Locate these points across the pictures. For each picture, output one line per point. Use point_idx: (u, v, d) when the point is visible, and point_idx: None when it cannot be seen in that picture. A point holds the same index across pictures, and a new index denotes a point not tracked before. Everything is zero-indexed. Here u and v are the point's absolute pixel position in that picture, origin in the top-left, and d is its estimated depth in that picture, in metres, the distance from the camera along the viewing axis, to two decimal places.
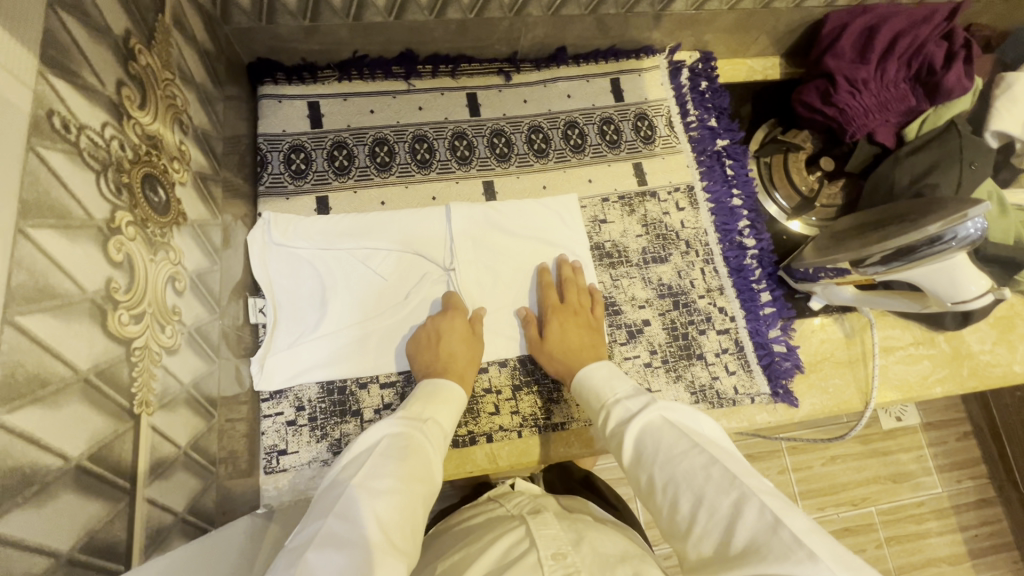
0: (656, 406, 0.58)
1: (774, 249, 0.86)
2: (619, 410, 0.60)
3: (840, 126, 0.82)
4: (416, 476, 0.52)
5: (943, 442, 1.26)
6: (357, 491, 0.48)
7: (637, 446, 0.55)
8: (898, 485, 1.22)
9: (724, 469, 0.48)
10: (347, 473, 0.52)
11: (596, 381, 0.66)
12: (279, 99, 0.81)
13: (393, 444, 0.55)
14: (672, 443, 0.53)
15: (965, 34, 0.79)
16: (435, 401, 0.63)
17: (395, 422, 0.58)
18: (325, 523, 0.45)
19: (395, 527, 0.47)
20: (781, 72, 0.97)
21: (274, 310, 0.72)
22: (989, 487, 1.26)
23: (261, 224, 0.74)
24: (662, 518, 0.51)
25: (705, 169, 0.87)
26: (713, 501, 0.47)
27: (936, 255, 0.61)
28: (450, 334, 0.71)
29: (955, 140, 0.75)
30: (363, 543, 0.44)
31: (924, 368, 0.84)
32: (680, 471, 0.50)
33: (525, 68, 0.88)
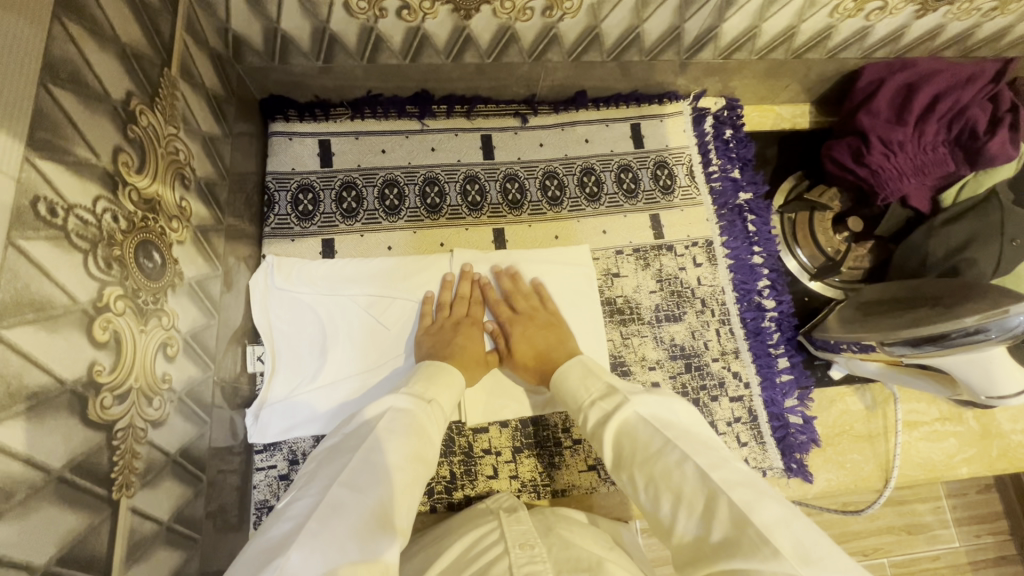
0: (629, 401, 0.53)
1: (795, 313, 0.82)
2: (596, 411, 0.55)
3: (871, 188, 0.78)
4: (419, 457, 0.51)
5: (964, 493, 1.21)
6: (361, 463, 0.47)
7: (614, 450, 0.51)
8: (914, 537, 1.16)
9: (695, 463, 0.44)
10: (351, 443, 0.50)
11: (572, 389, 0.60)
12: (289, 136, 0.80)
13: (397, 419, 0.53)
14: (646, 442, 0.49)
15: (1013, 96, 0.74)
16: (438, 381, 0.61)
17: (400, 397, 0.56)
18: (330, 492, 0.44)
19: (401, 503, 0.46)
20: (811, 121, 0.92)
21: (273, 358, 0.71)
22: (1010, 544, 1.20)
23: (265, 267, 0.73)
24: (646, 516, 0.48)
25: (725, 223, 0.84)
26: (686, 496, 0.43)
27: (968, 347, 0.57)
28: (466, 335, 0.70)
29: (997, 212, 0.70)
30: (369, 516, 0.42)
31: (950, 446, 0.79)
32: (657, 471, 0.46)
33: (543, 111, 0.85)
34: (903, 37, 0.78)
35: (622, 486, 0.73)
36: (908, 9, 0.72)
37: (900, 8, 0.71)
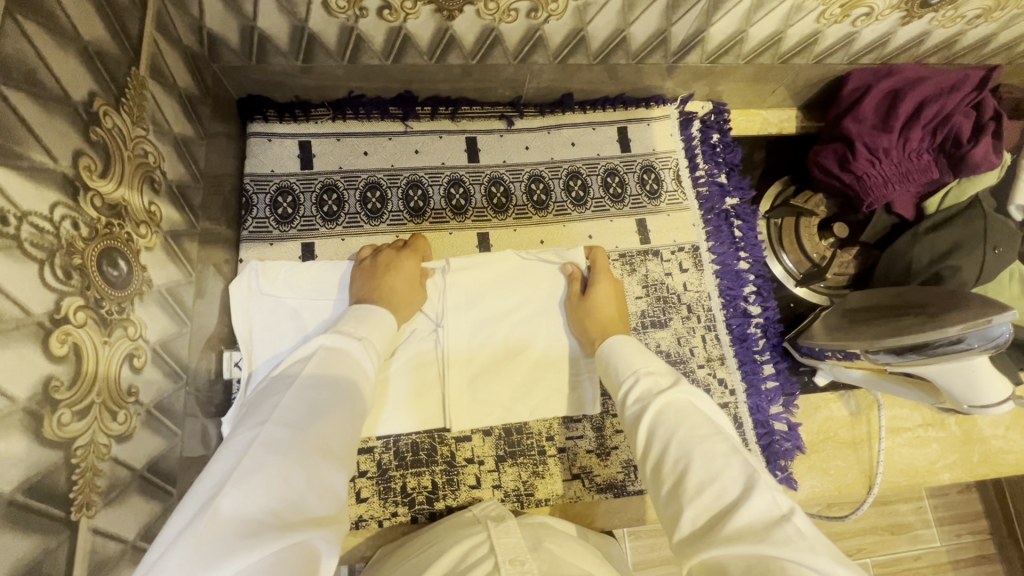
0: (684, 384, 0.52)
1: (780, 319, 0.82)
2: (640, 384, 0.54)
3: (857, 195, 0.79)
4: (359, 394, 0.50)
5: (945, 492, 1.22)
6: (295, 399, 0.45)
7: (651, 418, 0.50)
8: (897, 537, 1.18)
9: (747, 459, 0.44)
10: (280, 381, 0.48)
11: (625, 359, 0.59)
12: (268, 137, 0.78)
13: (331, 356, 0.51)
14: (693, 423, 0.48)
15: (996, 104, 0.74)
16: (373, 322, 0.59)
17: (334, 333, 0.54)
18: (263, 432, 0.42)
19: (336, 435, 0.45)
20: (797, 125, 0.92)
21: (249, 368, 0.68)
22: (989, 543, 1.22)
23: (248, 272, 0.70)
24: (660, 493, 0.46)
25: (711, 229, 0.83)
26: (724, 484, 0.42)
27: (949, 356, 0.57)
28: (397, 272, 0.68)
29: (980, 221, 0.70)
30: (307, 450, 0.42)
31: (932, 452, 0.80)
32: (698, 449, 0.45)
33: (528, 113, 0.84)
34: (889, 44, 0.77)
35: (607, 495, 0.72)
36: (894, 16, 0.72)
37: (887, 14, 0.71)
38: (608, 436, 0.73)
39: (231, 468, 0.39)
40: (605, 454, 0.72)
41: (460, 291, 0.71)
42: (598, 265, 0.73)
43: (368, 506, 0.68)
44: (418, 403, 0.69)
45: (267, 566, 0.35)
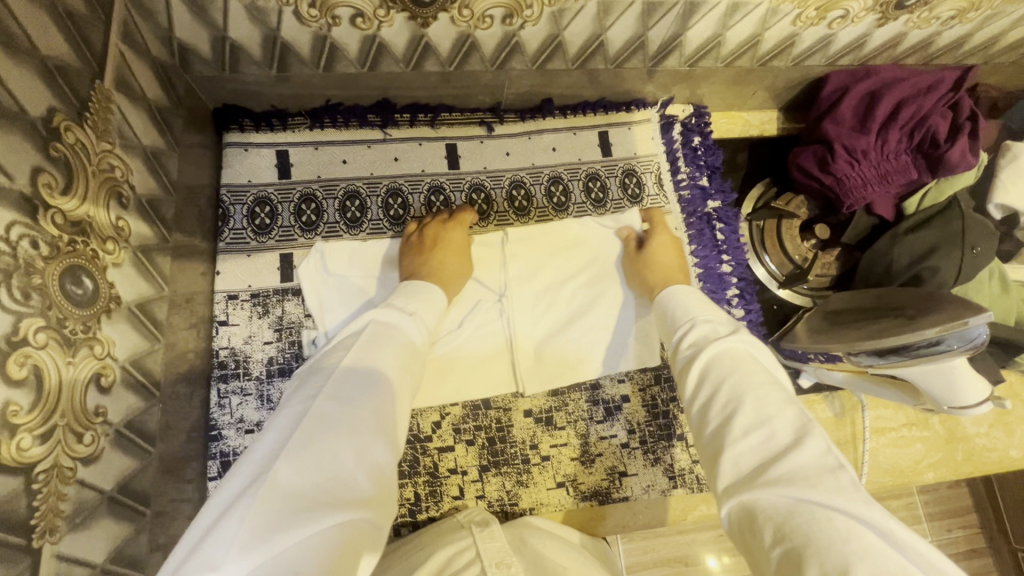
0: (742, 334, 0.53)
1: (763, 321, 0.82)
2: (697, 330, 0.56)
3: (837, 196, 0.79)
4: (406, 374, 0.52)
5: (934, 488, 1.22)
6: (344, 377, 0.48)
7: (705, 363, 0.52)
8: None
9: (800, 409, 0.45)
10: (335, 357, 0.51)
11: (683, 305, 0.61)
12: (245, 147, 0.77)
13: (380, 334, 0.53)
14: (751, 371, 0.49)
15: (971, 103, 0.74)
16: (421, 297, 0.61)
17: (383, 311, 0.56)
18: (314, 405, 0.44)
19: (386, 410, 0.47)
20: (778, 127, 0.93)
21: (324, 343, 0.70)
22: (978, 537, 1.24)
23: (315, 256, 0.72)
24: (705, 431, 0.48)
25: (694, 232, 0.83)
26: (774, 429, 0.44)
27: (930, 358, 0.57)
28: (446, 247, 0.70)
29: (958, 221, 0.71)
30: (356, 425, 0.44)
31: (916, 452, 0.80)
32: (752, 394, 0.47)
33: (508, 119, 0.84)
34: (866, 46, 0.78)
35: (592, 502, 0.71)
36: (870, 18, 0.72)
37: (862, 16, 0.71)
38: (592, 442, 0.73)
39: (287, 437, 0.42)
40: (588, 462, 0.72)
41: (519, 262, 0.74)
42: (656, 221, 0.76)
43: None
44: (488, 371, 0.72)
45: (318, 536, 0.36)
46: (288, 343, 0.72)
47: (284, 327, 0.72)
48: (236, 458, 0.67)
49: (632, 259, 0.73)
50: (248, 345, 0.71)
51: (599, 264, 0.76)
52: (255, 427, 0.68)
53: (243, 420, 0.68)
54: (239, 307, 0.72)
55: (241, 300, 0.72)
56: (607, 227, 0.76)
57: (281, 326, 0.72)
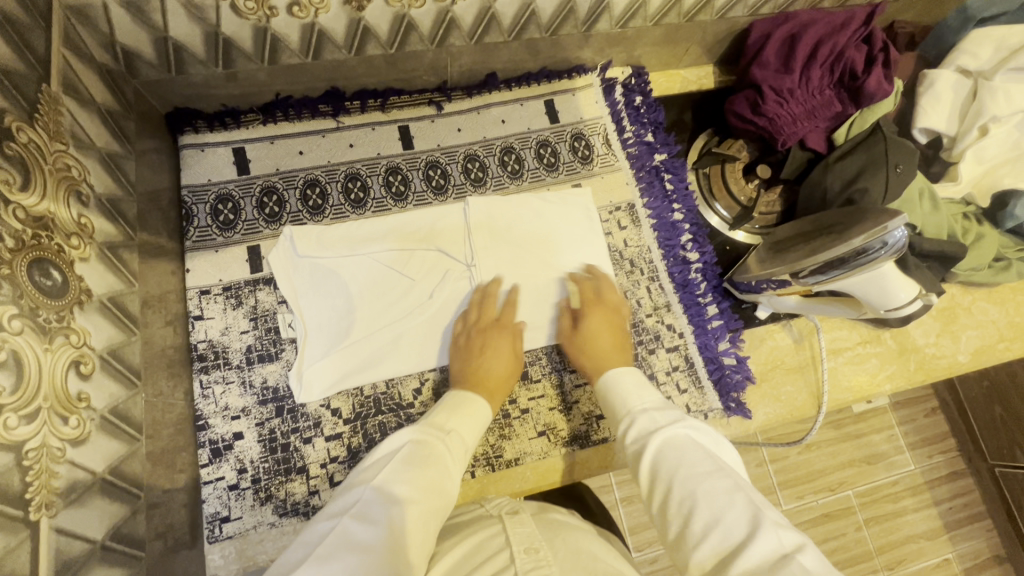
0: (683, 421, 0.57)
1: (718, 261, 0.86)
2: (642, 423, 0.59)
3: (771, 135, 0.83)
4: (439, 490, 0.54)
5: (912, 419, 1.46)
6: (375, 494, 0.50)
7: (654, 459, 0.54)
8: (873, 466, 1.40)
9: (748, 499, 0.47)
10: (367, 473, 0.54)
11: (621, 392, 0.64)
12: (201, 148, 0.78)
13: (416, 451, 0.56)
14: (695, 463, 0.52)
15: (883, 36, 0.80)
16: (461, 413, 0.64)
17: (422, 431, 0.59)
18: (341, 523, 0.47)
19: (411, 537, 0.48)
20: (714, 81, 0.97)
21: (302, 324, 0.74)
22: (958, 459, 1.45)
23: (284, 241, 0.76)
24: (669, 533, 0.50)
25: (644, 185, 0.88)
26: (726, 523, 0.46)
27: (868, 263, 0.62)
28: (493, 350, 0.72)
29: (881, 144, 0.76)
30: (382, 544, 0.46)
31: (873, 367, 0.85)
32: (701, 489, 0.49)
33: (456, 96, 0.87)
34: None
35: (572, 447, 0.75)
36: None
37: None
38: (567, 391, 0.76)
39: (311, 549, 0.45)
40: (566, 409, 0.76)
41: (482, 232, 0.80)
42: (584, 296, 0.77)
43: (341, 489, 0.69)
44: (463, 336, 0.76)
45: None
46: (265, 330, 0.73)
47: (259, 315, 0.74)
48: (224, 444, 0.68)
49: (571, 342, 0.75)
50: (225, 336, 0.72)
51: (553, 230, 0.82)
52: (241, 413, 0.70)
53: (228, 408, 0.70)
54: (212, 300, 0.73)
55: (214, 294, 0.74)
56: (556, 199, 0.84)
57: (256, 314, 0.74)
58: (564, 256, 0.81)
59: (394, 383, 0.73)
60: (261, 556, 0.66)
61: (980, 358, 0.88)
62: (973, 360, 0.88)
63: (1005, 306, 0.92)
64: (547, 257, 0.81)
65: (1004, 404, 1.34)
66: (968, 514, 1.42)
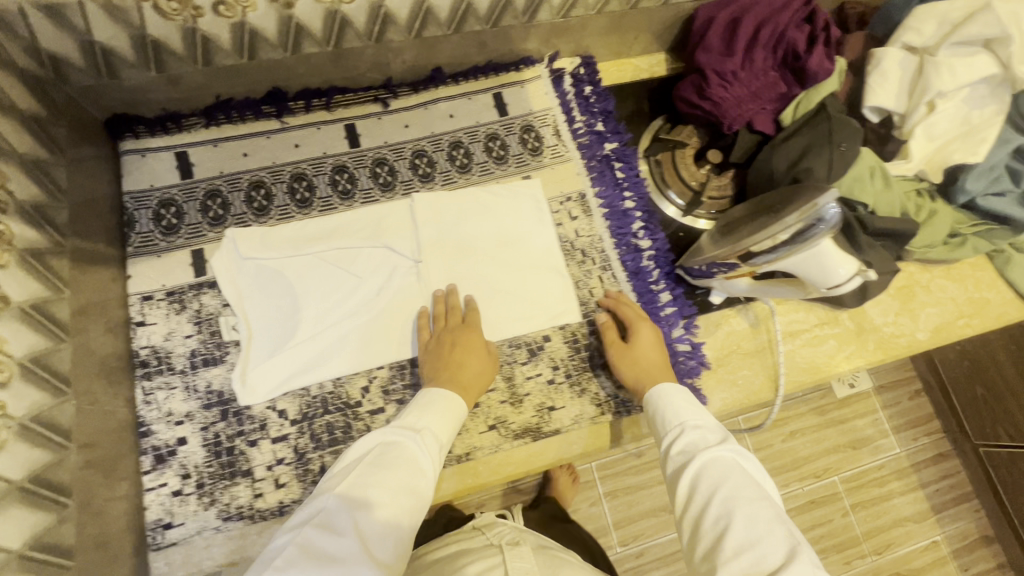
0: (730, 443, 0.59)
1: (672, 248, 0.85)
2: (688, 435, 0.61)
3: (718, 119, 0.82)
4: (409, 490, 0.55)
5: (896, 402, 1.45)
6: (340, 499, 0.53)
7: (697, 471, 0.57)
8: (858, 451, 1.39)
9: (790, 533, 0.50)
10: (337, 478, 0.56)
11: (674, 404, 0.65)
12: (142, 153, 0.78)
13: (384, 453, 0.58)
14: (741, 484, 0.54)
15: (824, 15, 0.79)
16: (432, 409, 0.64)
17: (394, 431, 0.60)
18: (308, 527, 0.50)
19: (377, 540, 0.50)
20: (666, 68, 0.97)
21: (246, 326, 0.73)
22: (944, 441, 1.44)
23: (227, 244, 0.75)
24: (699, 547, 0.53)
25: (595, 175, 0.87)
26: (764, 551, 0.49)
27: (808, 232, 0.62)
28: (466, 348, 0.71)
29: (825, 123, 0.76)
30: (343, 554, 0.48)
31: (830, 348, 0.85)
32: (743, 512, 0.52)
33: (402, 93, 0.86)
34: None
35: (525, 440, 0.74)
36: None
37: None
38: (518, 384, 0.76)
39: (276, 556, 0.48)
40: (517, 402, 0.75)
41: (430, 227, 0.79)
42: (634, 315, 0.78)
43: (288, 490, 0.68)
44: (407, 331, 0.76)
45: None
46: (209, 334, 0.73)
47: (203, 319, 0.73)
48: (168, 450, 0.68)
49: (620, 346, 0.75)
50: (168, 341, 0.72)
51: (503, 222, 0.82)
52: (185, 418, 0.69)
53: (171, 413, 0.69)
54: (155, 306, 0.73)
55: (157, 300, 0.73)
56: (504, 192, 0.83)
57: (200, 318, 0.73)
58: (515, 250, 0.81)
59: (343, 383, 0.73)
60: (207, 562, 0.65)
61: (940, 335, 0.88)
62: (933, 337, 0.88)
63: (964, 282, 0.91)
64: (498, 249, 0.81)
65: (984, 383, 1.31)
66: (955, 495, 1.41)
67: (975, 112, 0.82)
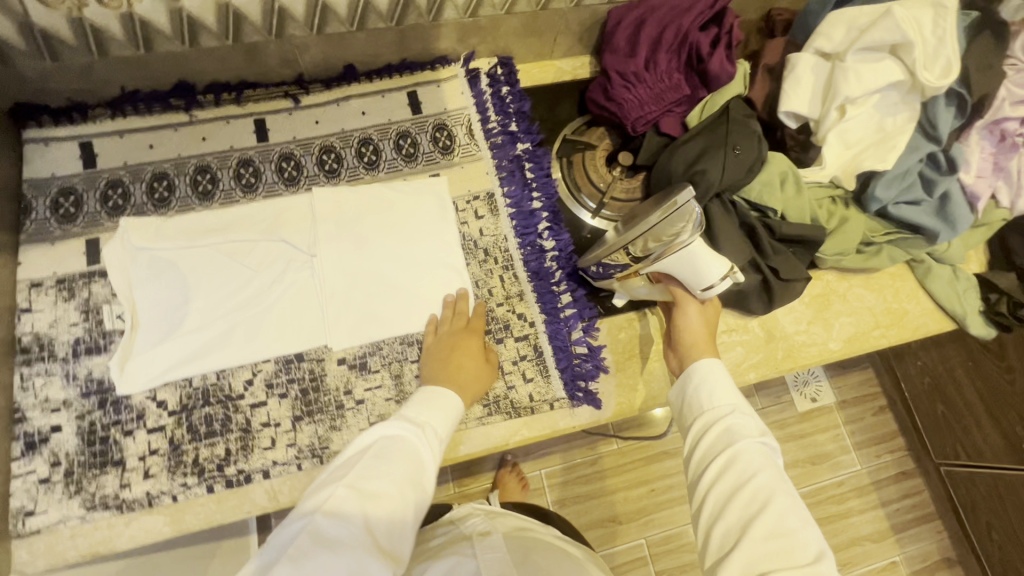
0: (767, 434, 0.57)
1: (577, 249, 0.84)
2: (727, 418, 0.58)
3: (622, 120, 0.83)
4: (415, 484, 0.53)
5: (860, 418, 1.41)
6: (347, 491, 0.49)
7: (733, 455, 0.55)
8: (818, 467, 1.36)
9: (820, 532, 0.50)
10: (344, 467, 0.52)
11: (717, 383, 0.61)
12: (45, 142, 0.79)
13: (388, 444, 0.55)
14: (775, 479, 0.53)
15: (732, 18, 0.79)
16: (432, 404, 0.63)
17: (397, 423, 0.57)
18: (313, 521, 0.47)
19: (386, 533, 0.49)
20: (590, 71, 0.97)
21: (131, 315, 0.73)
22: (907, 459, 1.39)
23: (119, 234, 0.75)
24: (719, 528, 0.52)
25: (505, 174, 0.87)
26: (796, 544, 0.49)
27: (683, 235, 0.65)
28: (464, 350, 0.73)
29: (723, 126, 0.77)
30: (356, 546, 0.46)
31: (737, 355, 0.83)
32: (779, 505, 0.51)
33: (314, 89, 0.86)
34: None
35: None
36: None
37: None
38: (406, 382, 0.75)
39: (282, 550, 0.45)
40: (403, 400, 0.74)
41: (329, 221, 0.79)
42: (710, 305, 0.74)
43: (156, 481, 0.68)
44: (296, 325, 0.75)
45: None
46: (94, 323, 0.73)
47: (91, 307, 0.73)
48: (41, 437, 0.67)
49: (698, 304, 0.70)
50: (53, 329, 0.72)
51: (400, 221, 0.81)
52: (62, 406, 0.69)
53: (48, 401, 0.69)
54: (43, 293, 0.73)
55: (46, 287, 0.73)
56: (406, 191, 0.83)
57: (87, 307, 0.73)
58: (415, 248, 0.80)
59: (226, 374, 0.72)
60: (72, 551, 0.65)
61: (853, 345, 0.86)
62: (844, 347, 0.86)
63: (883, 292, 0.89)
64: (396, 247, 0.80)
65: (942, 399, 1.26)
66: (916, 515, 1.36)
67: (888, 120, 0.81)
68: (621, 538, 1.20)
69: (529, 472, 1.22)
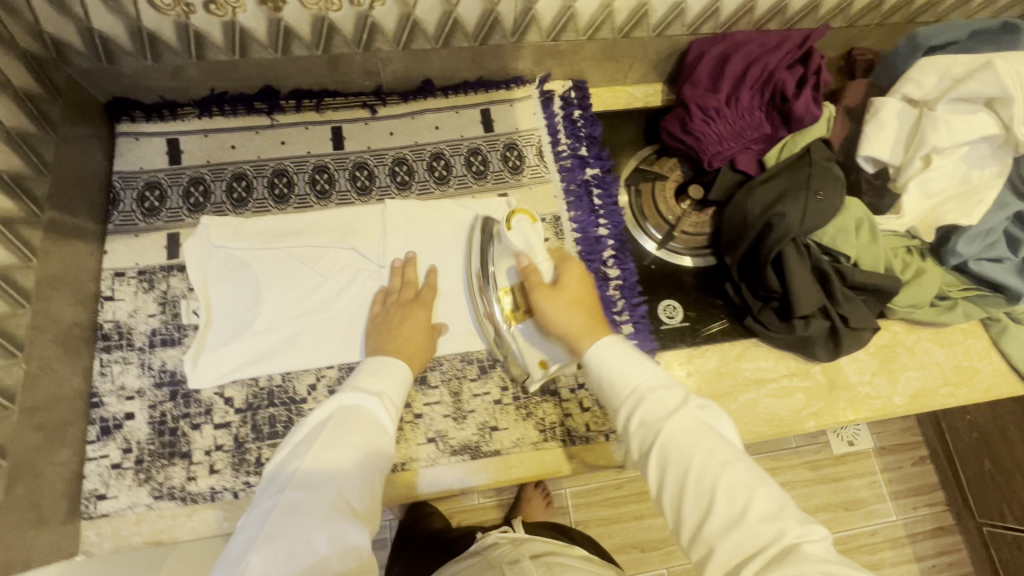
0: (687, 399, 0.52)
1: (640, 279, 0.85)
2: (641, 405, 0.53)
3: (698, 154, 0.83)
4: (376, 449, 0.55)
5: (897, 466, 1.35)
6: (313, 464, 0.51)
7: (663, 450, 0.50)
8: (850, 513, 1.30)
9: (771, 493, 0.46)
10: (305, 444, 0.54)
11: (615, 364, 0.56)
12: (136, 137, 0.82)
13: (345, 416, 0.56)
14: (707, 454, 0.48)
15: (818, 58, 0.78)
16: (386, 373, 0.64)
17: (351, 395, 0.58)
18: (283, 495, 0.48)
19: (357, 496, 0.51)
20: (662, 99, 0.96)
21: (206, 311, 0.75)
22: (947, 514, 1.33)
23: (200, 232, 0.77)
24: (682, 522, 0.48)
25: (573, 199, 0.87)
26: (752, 519, 0.45)
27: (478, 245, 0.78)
28: (410, 321, 0.73)
29: (805, 169, 0.76)
30: (326, 509, 0.48)
31: (798, 401, 0.81)
32: (722, 487, 0.47)
33: (391, 101, 0.88)
34: (720, 13, 0.82)
35: (462, 457, 0.73)
36: None
37: None
38: (463, 400, 0.75)
39: (258, 526, 0.47)
40: (461, 418, 0.75)
41: (399, 233, 0.80)
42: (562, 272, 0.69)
43: (220, 476, 0.69)
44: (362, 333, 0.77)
45: None
46: (171, 316, 0.75)
47: (168, 300, 0.76)
48: (115, 423, 0.70)
49: (550, 296, 0.67)
50: (132, 319, 0.75)
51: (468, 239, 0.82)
52: (136, 394, 0.71)
53: (124, 388, 0.72)
54: (126, 283, 0.76)
55: (128, 278, 0.76)
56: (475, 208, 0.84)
57: (165, 300, 0.76)
58: None
59: (290, 377, 0.74)
60: (136, 536, 0.67)
61: (919, 401, 0.83)
62: (910, 403, 0.83)
63: (953, 348, 0.86)
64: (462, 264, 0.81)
65: (992, 457, 1.21)
66: None
67: (975, 173, 0.78)
68: (644, 566, 1.18)
69: (554, 490, 1.21)
